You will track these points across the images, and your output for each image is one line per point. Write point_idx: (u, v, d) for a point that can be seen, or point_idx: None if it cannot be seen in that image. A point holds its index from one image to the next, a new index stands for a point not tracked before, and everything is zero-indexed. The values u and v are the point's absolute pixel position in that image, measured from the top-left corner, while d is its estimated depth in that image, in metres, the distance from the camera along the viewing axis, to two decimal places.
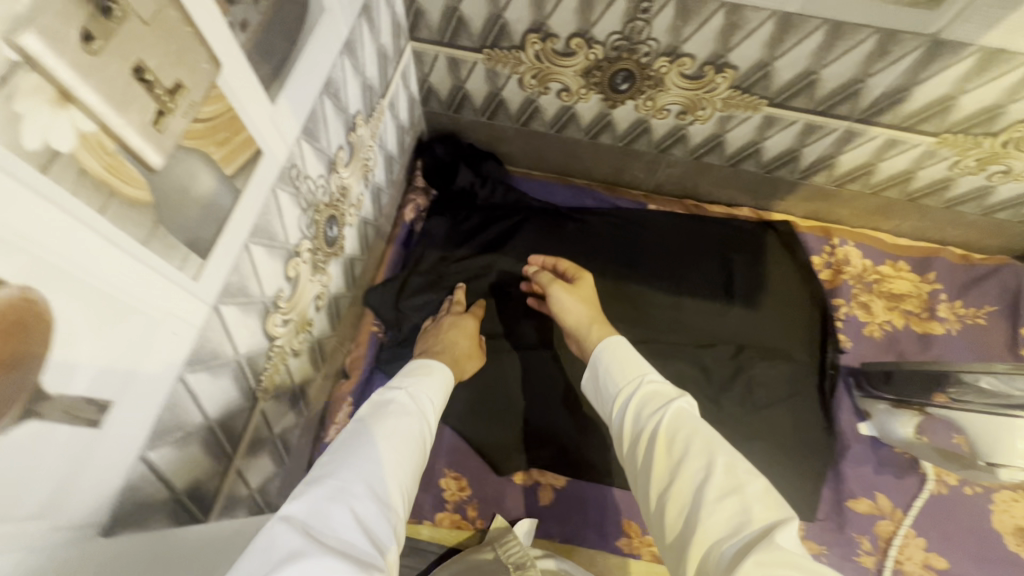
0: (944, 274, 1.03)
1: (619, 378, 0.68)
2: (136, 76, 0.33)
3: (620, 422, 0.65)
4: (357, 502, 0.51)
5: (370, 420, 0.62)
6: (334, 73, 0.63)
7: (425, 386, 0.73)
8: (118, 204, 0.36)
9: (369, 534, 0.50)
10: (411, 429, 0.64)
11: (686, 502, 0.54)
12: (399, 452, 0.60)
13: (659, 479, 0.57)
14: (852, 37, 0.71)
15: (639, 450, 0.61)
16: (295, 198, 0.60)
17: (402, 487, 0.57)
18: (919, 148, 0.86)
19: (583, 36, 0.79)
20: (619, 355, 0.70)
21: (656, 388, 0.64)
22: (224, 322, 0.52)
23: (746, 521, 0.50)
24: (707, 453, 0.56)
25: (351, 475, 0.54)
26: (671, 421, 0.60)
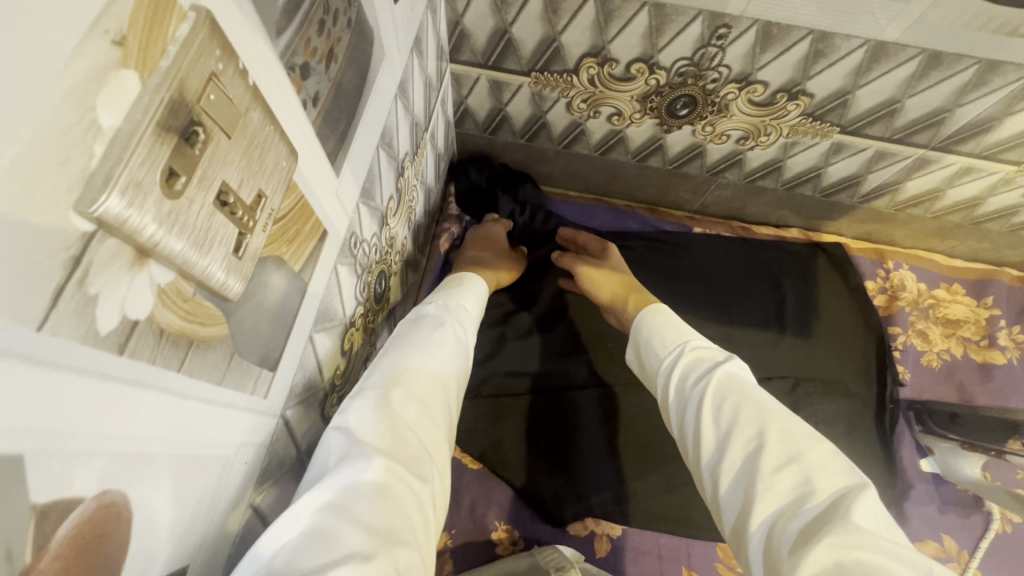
0: (1002, 299, 0.99)
1: (665, 342, 0.60)
2: (219, 204, 0.27)
3: (665, 395, 0.57)
4: (404, 402, 0.46)
5: (410, 332, 0.55)
6: (389, 121, 0.56)
7: (460, 296, 0.66)
8: (196, 353, 0.29)
9: (421, 439, 0.44)
10: (451, 333, 0.57)
11: (738, 474, 0.45)
12: (441, 357, 0.53)
13: (709, 438, 0.48)
14: (948, 67, 0.65)
15: (688, 409, 0.52)
16: (352, 268, 0.54)
17: (449, 389, 0.51)
18: (995, 176, 0.82)
19: (646, 61, 0.72)
20: (664, 324, 0.63)
21: (703, 353, 0.56)
22: (288, 425, 0.45)
23: (811, 492, 0.40)
24: (766, 418, 0.46)
25: (393, 377, 0.48)
26: (719, 384, 0.51)
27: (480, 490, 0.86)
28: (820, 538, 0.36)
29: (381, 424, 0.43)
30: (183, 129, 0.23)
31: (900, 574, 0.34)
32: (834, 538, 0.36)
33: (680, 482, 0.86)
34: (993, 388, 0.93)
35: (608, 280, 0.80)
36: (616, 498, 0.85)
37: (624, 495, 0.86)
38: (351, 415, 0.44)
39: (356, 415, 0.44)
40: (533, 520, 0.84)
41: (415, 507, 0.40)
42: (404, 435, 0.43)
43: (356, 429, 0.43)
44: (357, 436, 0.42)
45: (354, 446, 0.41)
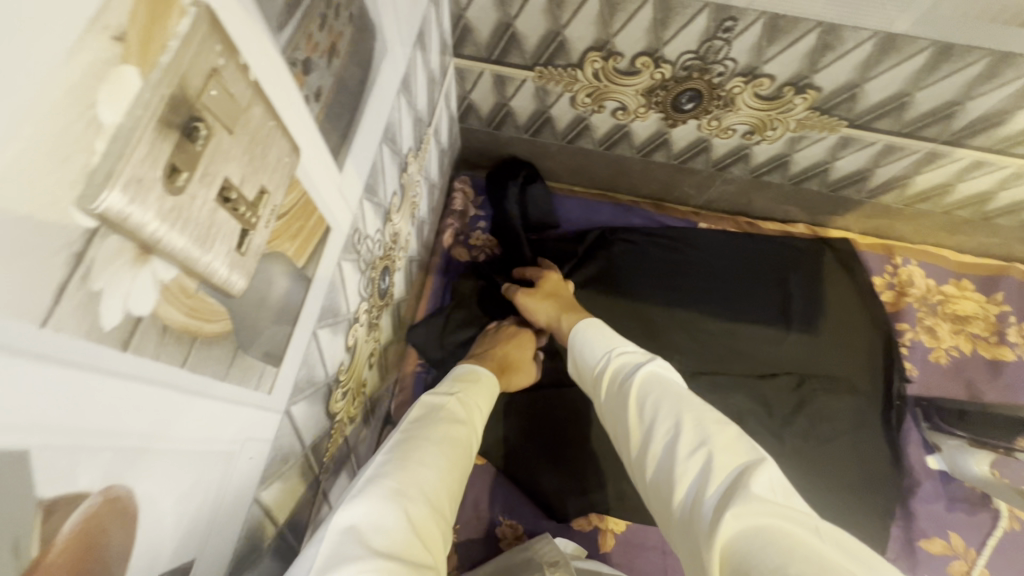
0: (1012, 294, 0.98)
1: (594, 353, 0.60)
2: (222, 199, 0.27)
3: (600, 404, 0.56)
4: (414, 498, 0.44)
5: (424, 421, 0.53)
6: (392, 116, 0.56)
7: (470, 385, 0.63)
8: (200, 348, 0.29)
9: (426, 546, 0.42)
10: (465, 431, 0.55)
11: (660, 465, 0.44)
12: (450, 452, 0.51)
13: (637, 442, 0.48)
14: (959, 60, 0.64)
15: (618, 412, 0.52)
16: (356, 264, 0.54)
17: (454, 493, 0.49)
18: (1006, 171, 0.81)
19: (651, 55, 0.72)
20: (595, 332, 0.62)
21: (628, 358, 0.55)
22: (294, 421, 0.46)
23: (714, 470, 0.40)
24: (679, 406, 0.46)
25: (406, 469, 0.46)
26: (639, 387, 0.50)
27: (484, 485, 0.86)
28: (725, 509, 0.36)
29: (396, 522, 0.41)
30: (185, 125, 0.23)
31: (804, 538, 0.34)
32: (737, 510, 0.36)
33: None
34: (1002, 384, 0.92)
35: (541, 304, 0.78)
36: (620, 494, 0.85)
37: (630, 492, 0.85)
38: (358, 504, 0.42)
39: (366, 506, 0.41)
40: (537, 515, 0.85)
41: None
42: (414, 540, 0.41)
43: (366, 520, 0.41)
44: (367, 530, 0.40)
45: (367, 544, 0.39)
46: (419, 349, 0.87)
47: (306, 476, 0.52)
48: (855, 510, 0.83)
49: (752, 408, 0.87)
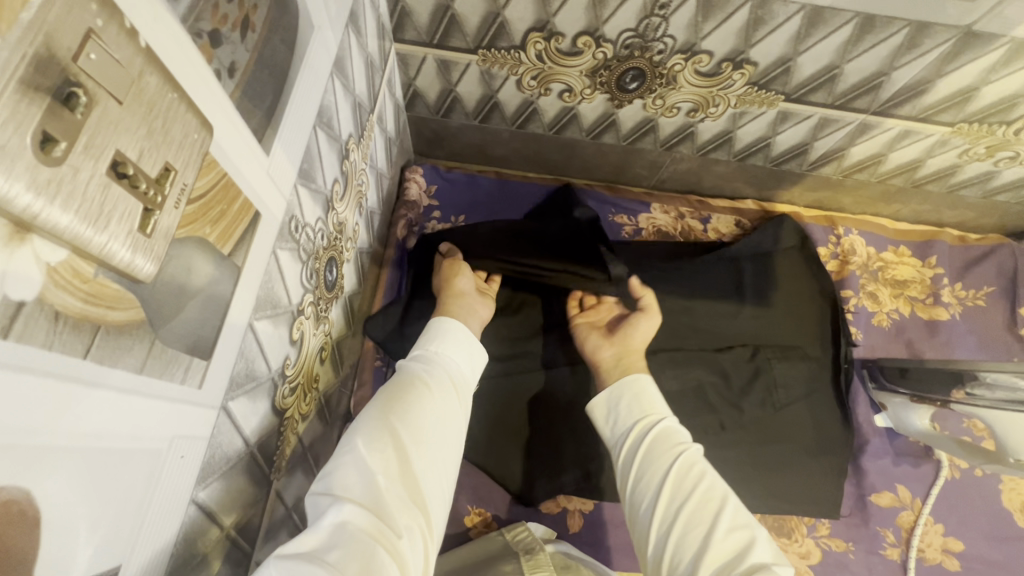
0: (944, 258, 1.03)
1: (635, 413, 0.64)
2: (115, 174, 0.25)
3: (626, 463, 0.61)
4: (376, 456, 0.48)
5: (396, 383, 0.58)
6: (326, 100, 0.54)
7: (432, 345, 0.65)
8: (105, 337, 0.27)
9: (395, 490, 0.47)
10: (433, 390, 0.58)
11: (688, 537, 0.50)
12: (418, 404, 0.55)
13: (664, 510, 0.53)
14: (882, 30, 0.66)
15: (645, 478, 0.57)
16: (295, 253, 0.52)
17: (431, 442, 0.53)
18: (932, 139, 0.85)
19: (591, 34, 0.72)
20: (642, 388, 0.66)
21: (676, 431, 0.61)
22: (233, 418, 0.44)
23: (750, 553, 0.47)
24: (718, 493, 0.53)
25: (365, 433, 0.50)
26: (686, 462, 0.56)
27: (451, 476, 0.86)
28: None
29: (357, 481, 0.46)
30: (57, 89, 0.21)
31: None
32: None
33: None
34: (939, 342, 0.97)
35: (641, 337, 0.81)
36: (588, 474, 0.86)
37: (596, 471, 0.85)
38: (328, 471, 0.47)
39: (330, 472, 0.47)
40: (506, 501, 0.85)
41: (388, 562, 0.42)
42: (379, 491, 0.46)
43: (331, 483, 0.46)
44: (334, 488, 0.46)
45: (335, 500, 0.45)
46: (376, 343, 0.85)
47: (254, 475, 0.50)
48: (809, 471, 0.87)
49: (709, 381, 0.89)
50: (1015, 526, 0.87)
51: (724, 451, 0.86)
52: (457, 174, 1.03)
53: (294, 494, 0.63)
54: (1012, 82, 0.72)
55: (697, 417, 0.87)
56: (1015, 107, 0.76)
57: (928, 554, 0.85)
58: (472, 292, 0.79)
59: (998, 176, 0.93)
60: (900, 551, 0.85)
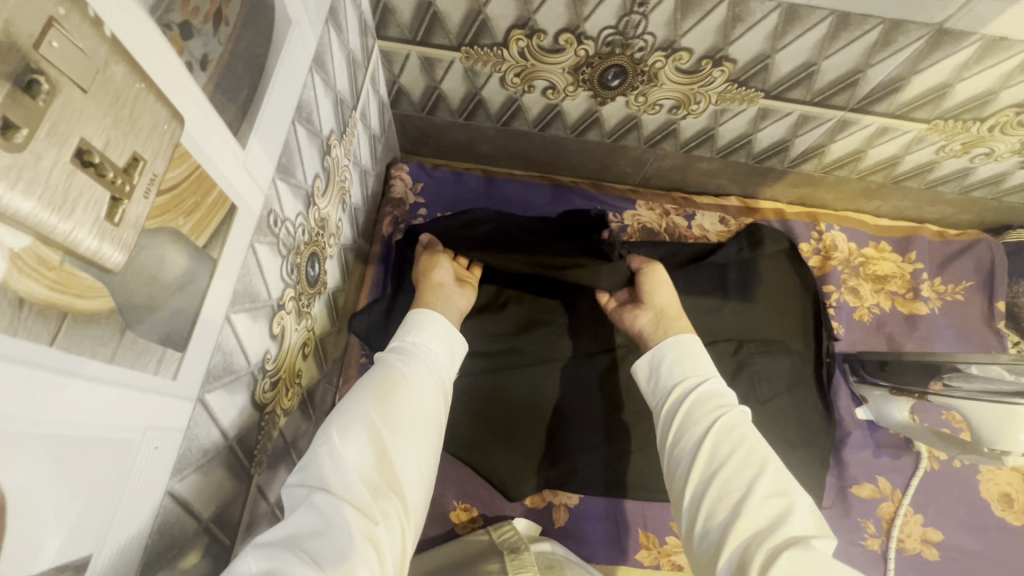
0: (924, 253, 1.05)
1: (680, 371, 0.63)
2: (80, 162, 0.25)
3: (667, 420, 0.60)
4: (348, 448, 0.48)
5: (371, 374, 0.57)
6: (306, 95, 0.54)
7: (411, 334, 0.64)
8: (73, 325, 0.27)
9: (369, 479, 0.47)
10: (410, 378, 0.57)
11: (721, 503, 0.49)
12: (393, 394, 0.54)
13: (699, 473, 0.53)
14: (856, 28, 0.68)
15: (686, 438, 0.56)
16: (274, 247, 0.52)
17: (408, 428, 0.53)
18: (909, 135, 0.86)
19: (572, 31, 0.73)
20: (688, 350, 0.64)
21: (720, 393, 0.59)
22: (211, 411, 0.44)
23: (784, 522, 0.46)
24: (760, 459, 0.51)
25: (337, 425, 0.50)
26: (724, 425, 0.55)
27: (437, 473, 0.86)
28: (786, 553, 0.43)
29: (328, 473, 0.46)
30: (18, 76, 0.22)
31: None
32: (789, 559, 0.42)
33: None
34: (919, 336, 0.99)
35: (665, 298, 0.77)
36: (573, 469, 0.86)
37: (581, 466, 0.86)
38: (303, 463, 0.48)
39: (305, 464, 0.47)
40: (492, 497, 0.85)
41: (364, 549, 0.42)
42: (351, 482, 0.46)
43: (305, 474, 0.47)
44: (308, 479, 0.46)
45: (308, 493, 0.45)
46: (361, 339, 0.85)
47: (233, 469, 0.50)
48: (791, 464, 0.88)
49: None
50: (993, 516, 0.88)
51: None
52: (443, 172, 1.03)
53: (276, 490, 0.63)
54: (984, 79, 0.74)
55: None
56: (988, 104, 0.77)
57: (907, 544, 0.86)
58: (450, 282, 0.78)
59: (975, 172, 0.94)
60: (880, 542, 0.86)
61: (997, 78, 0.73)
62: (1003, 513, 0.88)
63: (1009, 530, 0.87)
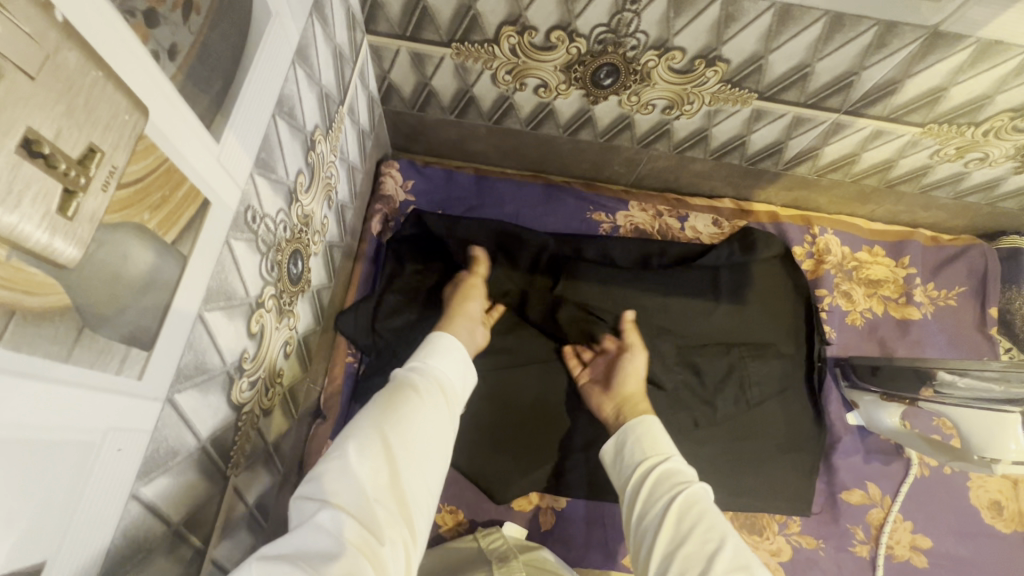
0: (917, 258, 1.04)
1: (641, 451, 0.63)
2: (26, 151, 0.24)
3: (633, 497, 0.59)
4: (364, 465, 0.47)
5: (389, 394, 0.56)
6: (287, 88, 0.53)
7: (430, 354, 0.64)
8: (24, 323, 0.26)
9: (382, 502, 0.46)
10: (428, 399, 0.57)
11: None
12: (410, 415, 0.53)
13: (662, 548, 0.52)
14: (850, 29, 0.67)
15: (651, 512, 0.56)
16: (252, 244, 0.51)
17: (422, 452, 0.52)
18: (903, 139, 0.85)
19: (564, 29, 0.72)
20: (648, 430, 0.65)
21: (679, 469, 0.59)
22: (182, 411, 0.43)
23: None
24: (721, 530, 0.52)
25: (355, 441, 0.49)
26: (685, 500, 0.55)
27: None
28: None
29: (343, 488, 0.46)
30: None
31: None
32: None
33: None
34: (910, 341, 0.98)
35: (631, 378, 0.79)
36: (561, 471, 0.86)
37: (568, 468, 0.86)
38: (316, 476, 0.47)
39: (318, 476, 0.46)
40: (478, 499, 0.84)
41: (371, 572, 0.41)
42: (362, 502, 0.45)
43: (317, 487, 0.46)
44: (320, 494, 0.45)
45: (319, 506, 0.44)
46: (348, 338, 0.84)
47: (208, 471, 0.49)
48: (781, 469, 0.87)
49: (682, 380, 0.90)
50: (982, 523, 0.88)
51: (695, 449, 0.87)
52: (434, 170, 1.02)
53: (256, 491, 0.62)
54: (979, 83, 0.73)
55: (669, 414, 0.88)
56: (983, 108, 0.77)
57: (896, 551, 0.85)
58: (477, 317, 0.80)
59: (968, 177, 0.94)
60: (869, 548, 0.85)
61: (992, 82, 0.72)
62: (992, 520, 0.88)
63: (998, 537, 0.87)
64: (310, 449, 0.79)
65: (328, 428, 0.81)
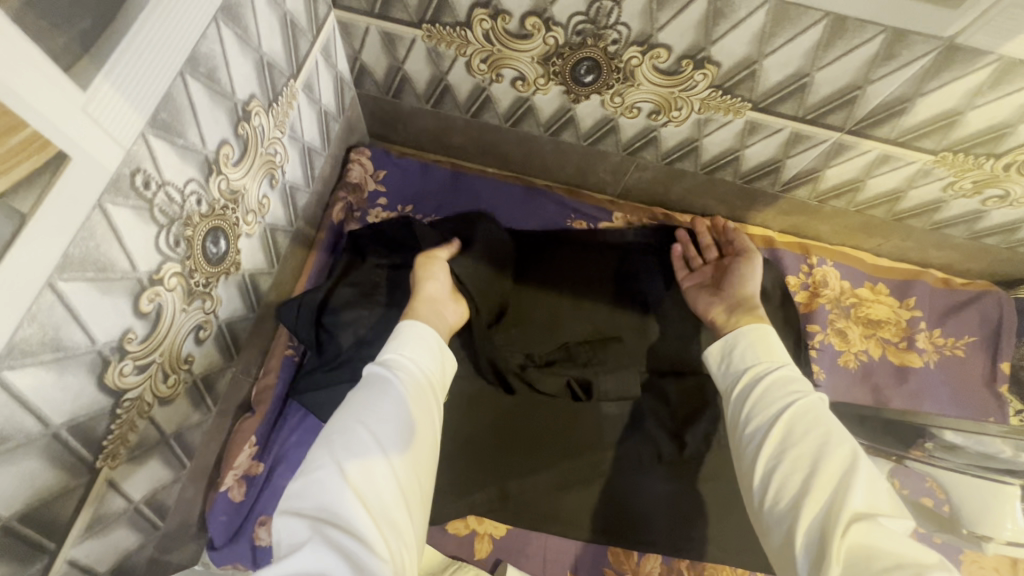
0: (924, 300, 0.95)
1: (755, 357, 0.58)
2: None
3: (734, 408, 0.55)
4: (355, 477, 0.45)
5: (371, 386, 0.52)
6: (204, 47, 0.48)
7: (407, 341, 0.57)
8: None
9: (382, 512, 0.44)
10: (419, 397, 0.53)
11: (796, 474, 0.46)
12: (398, 413, 0.49)
13: (769, 454, 0.48)
14: (854, 36, 0.60)
15: (753, 424, 0.52)
16: (143, 212, 0.46)
17: (415, 460, 0.49)
18: (913, 167, 0.77)
19: (539, 15, 0.66)
20: (760, 339, 0.59)
21: (795, 379, 0.54)
22: (16, 391, 0.38)
23: (852, 482, 0.43)
24: (843, 440, 0.47)
25: (343, 454, 0.46)
26: (800, 411, 0.50)
27: None
28: (859, 525, 0.40)
29: (336, 502, 0.43)
30: None
31: (907, 557, 0.38)
32: (861, 532, 0.40)
33: (574, 480, 0.81)
34: (908, 391, 0.89)
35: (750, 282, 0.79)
36: (505, 494, 0.79)
37: (513, 491, 0.79)
38: (303, 494, 0.44)
39: (307, 493, 0.44)
40: None
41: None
42: (358, 512, 0.42)
43: (307, 506, 0.43)
44: (311, 512, 0.42)
45: (311, 525, 0.41)
46: (289, 330, 0.79)
47: (60, 460, 0.44)
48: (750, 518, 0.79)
49: (650, 410, 0.84)
50: None
51: (653, 484, 0.81)
52: (409, 161, 0.97)
53: (146, 484, 0.57)
54: (1000, 109, 0.65)
55: (627, 445, 0.82)
56: (1003, 138, 0.68)
57: None
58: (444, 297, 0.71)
59: (987, 217, 0.85)
60: None
61: (1015, 110, 0.64)
62: None
63: None
64: (232, 444, 0.73)
65: (254, 424, 0.74)
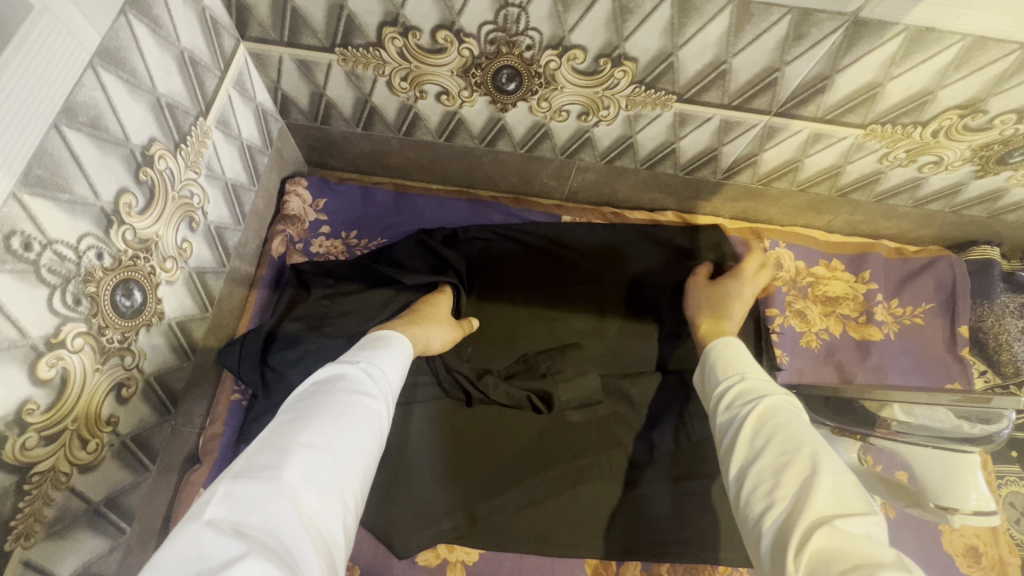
0: (879, 272, 0.95)
1: (722, 371, 0.57)
2: None
3: (712, 420, 0.54)
4: (303, 494, 0.39)
5: (327, 397, 0.48)
6: (80, 96, 0.46)
7: (378, 360, 0.55)
8: None
9: (320, 542, 0.38)
10: (380, 421, 0.50)
11: (760, 480, 0.44)
12: (355, 436, 0.46)
13: (743, 455, 0.47)
14: (761, 20, 0.59)
15: (725, 432, 0.51)
16: (27, 275, 0.43)
17: (360, 486, 0.45)
18: (846, 142, 0.77)
19: (449, 29, 0.65)
20: (731, 352, 0.58)
21: (763, 386, 0.52)
22: None
23: (811, 482, 0.41)
24: (802, 444, 0.44)
25: (294, 461, 0.41)
26: (763, 413, 0.49)
27: None
28: (815, 528, 0.38)
29: (281, 519, 0.37)
30: None
31: (868, 553, 0.35)
32: (823, 537, 0.37)
33: (544, 493, 0.77)
34: (871, 365, 0.88)
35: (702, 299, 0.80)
36: (475, 518, 0.76)
37: (481, 514, 0.76)
38: (237, 504, 0.37)
39: (245, 500, 0.37)
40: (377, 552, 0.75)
41: None
42: (300, 539, 0.37)
43: (241, 518, 0.36)
44: (245, 526, 0.36)
45: (250, 541, 0.35)
46: (232, 373, 0.75)
47: None
48: (729, 511, 0.76)
49: (615, 413, 0.81)
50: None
51: (627, 489, 0.78)
52: (349, 186, 0.95)
53: (70, 556, 0.53)
54: (919, 77, 0.65)
55: (595, 453, 0.79)
56: (927, 105, 0.68)
57: None
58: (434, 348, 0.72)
59: (926, 183, 0.85)
60: None
61: (932, 76, 0.64)
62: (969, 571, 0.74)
63: None
64: (181, 496, 0.69)
65: (203, 474, 0.71)
